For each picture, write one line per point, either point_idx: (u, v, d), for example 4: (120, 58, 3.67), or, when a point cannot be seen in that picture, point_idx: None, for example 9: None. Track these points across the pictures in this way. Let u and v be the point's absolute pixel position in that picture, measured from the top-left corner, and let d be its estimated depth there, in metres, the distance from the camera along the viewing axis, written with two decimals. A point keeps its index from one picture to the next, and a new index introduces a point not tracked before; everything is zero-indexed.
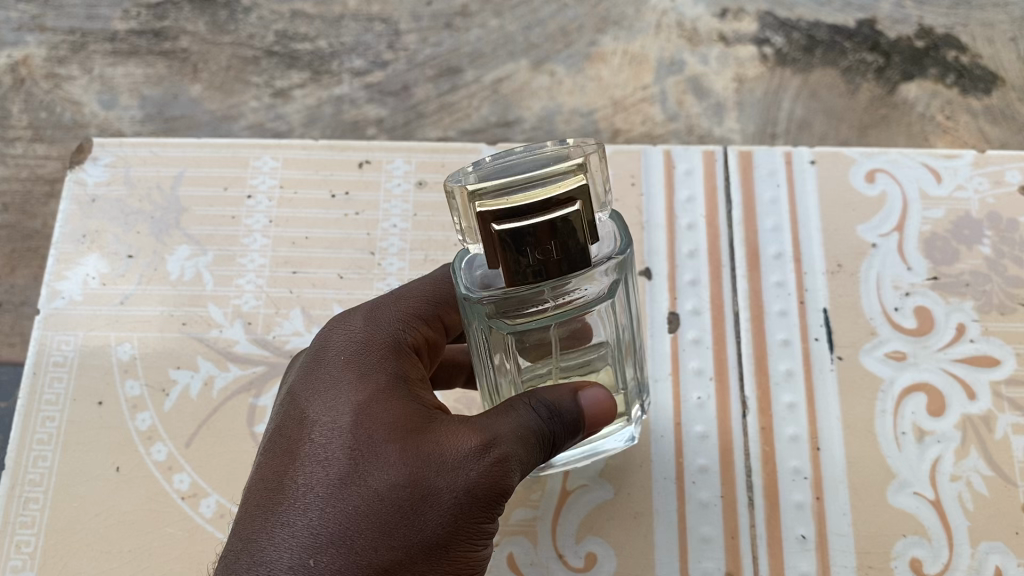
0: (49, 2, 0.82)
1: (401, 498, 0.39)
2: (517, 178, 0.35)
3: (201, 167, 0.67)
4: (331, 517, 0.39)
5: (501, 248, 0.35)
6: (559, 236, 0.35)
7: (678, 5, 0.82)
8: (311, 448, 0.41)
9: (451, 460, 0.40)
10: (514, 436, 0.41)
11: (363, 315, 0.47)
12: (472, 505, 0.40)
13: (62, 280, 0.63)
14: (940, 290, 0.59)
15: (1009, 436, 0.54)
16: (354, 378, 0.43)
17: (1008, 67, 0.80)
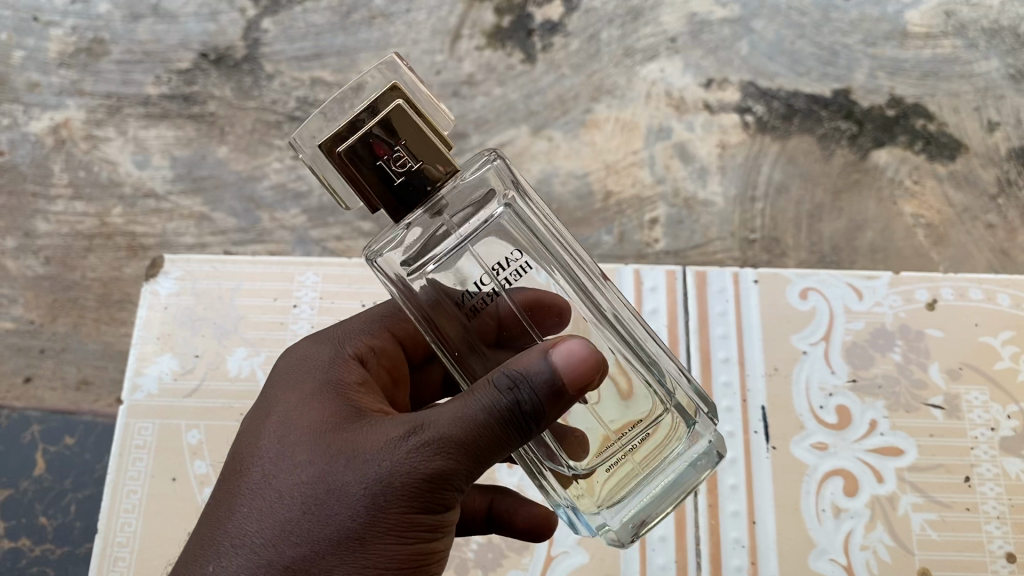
0: (88, 68, 0.89)
1: (307, 492, 0.35)
2: (343, 109, 0.34)
3: (255, 278, 0.63)
4: (235, 524, 0.35)
5: (361, 174, 0.34)
6: (409, 145, 0.34)
7: (667, 76, 0.86)
8: (232, 458, 0.38)
9: (365, 447, 0.35)
10: (448, 411, 0.35)
11: (312, 338, 0.45)
12: (390, 496, 0.34)
13: (138, 375, 0.59)
14: (858, 391, 0.56)
15: (911, 514, 0.52)
16: (285, 391, 0.41)
17: (971, 135, 0.82)
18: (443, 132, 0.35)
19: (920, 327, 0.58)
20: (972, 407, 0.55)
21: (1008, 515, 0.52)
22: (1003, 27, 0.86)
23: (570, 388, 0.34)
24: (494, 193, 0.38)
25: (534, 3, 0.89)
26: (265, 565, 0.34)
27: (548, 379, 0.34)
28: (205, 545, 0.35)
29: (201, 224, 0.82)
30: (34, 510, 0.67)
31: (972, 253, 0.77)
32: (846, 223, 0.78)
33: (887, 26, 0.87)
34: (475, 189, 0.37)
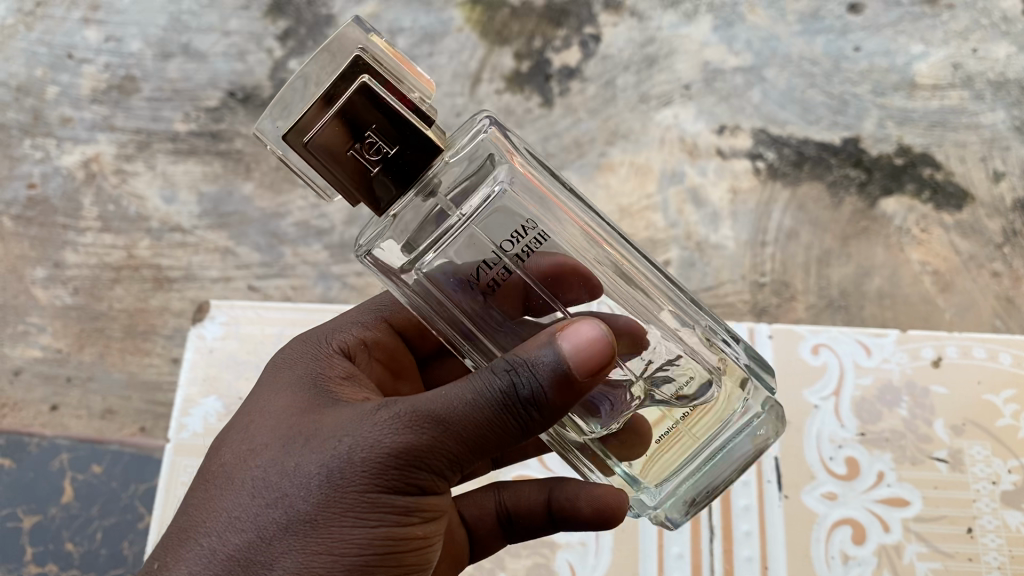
0: (119, 104, 0.92)
1: (267, 476, 0.36)
2: (309, 82, 0.33)
3: (301, 325, 0.62)
4: (199, 512, 0.37)
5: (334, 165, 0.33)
6: (382, 130, 0.33)
7: (681, 121, 0.88)
8: (209, 453, 0.40)
9: (327, 432, 0.36)
10: (420, 397, 0.35)
11: (309, 336, 0.46)
12: (349, 473, 0.35)
13: (184, 417, 0.58)
14: (867, 443, 0.55)
15: (915, 564, 0.51)
16: (267, 386, 0.42)
17: (977, 185, 0.84)
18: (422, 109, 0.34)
19: (926, 384, 0.56)
20: (974, 460, 0.53)
21: (1008, 566, 0.50)
22: (1008, 80, 0.89)
23: (579, 374, 0.34)
24: (489, 164, 0.37)
25: (552, 49, 0.92)
26: (223, 546, 0.35)
27: (552, 366, 0.34)
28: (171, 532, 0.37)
29: (226, 259, 0.84)
30: (60, 537, 0.69)
31: (976, 299, 0.78)
32: (854, 269, 0.80)
33: (895, 77, 0.90)
34: (470, 163, 0.37)
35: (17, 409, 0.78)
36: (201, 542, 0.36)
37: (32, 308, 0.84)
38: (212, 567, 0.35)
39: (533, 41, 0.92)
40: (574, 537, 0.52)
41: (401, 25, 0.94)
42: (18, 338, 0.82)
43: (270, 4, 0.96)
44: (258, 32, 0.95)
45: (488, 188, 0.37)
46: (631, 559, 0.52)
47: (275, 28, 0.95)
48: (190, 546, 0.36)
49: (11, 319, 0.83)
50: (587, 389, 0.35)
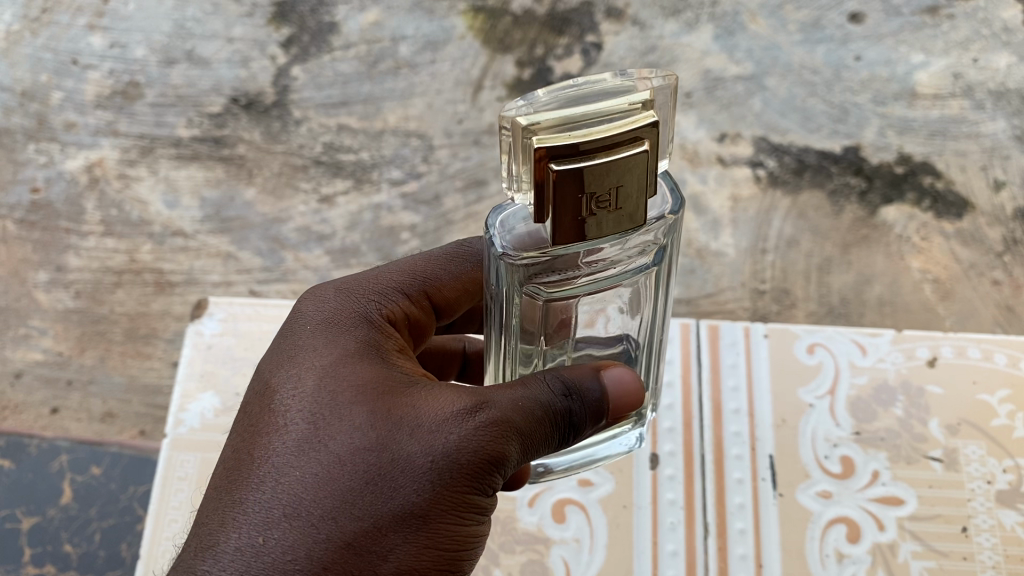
0: (123, 109, 0.93)
1: (373, 463, 0.33)
2: (591, 115, 0.28)
3: None
4: (281, 492, 0.33)
5: (555, 201, 0.29)
6: (619, 195, 0.29)
7: (681, 129, 0.89)
8: (271, 419, 0.35)
9: (434, 420, 0.34)
10: (513, 398, 0.34)
11: (339, 287, 0.40)
12: (454, 472, 0.33)
13: (181, 411, 0.58)
14: (862, 443, 0.54)
15: (910, 562, 0.50)
16: (323, 346, 0.37)
17: (978, 194, 0.84)
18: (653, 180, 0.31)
19: (921, 383, 0.56)
20: (969, 460, 0.53)
21: (1003, 565, 0.50)
22: (1009, 89, 0.89)
23: (614, 408, 0.36)
24: (654, 241, 0.34)
25: (554, 57, 0.92)
26: (327, 537, 0.32)
27: (596, 398, 0.35)
28: (250, 513, 0.33)
29: (227, 263, 0.84)
30: (59, 538, 0.69)
31: (978, 308, 0.78)
32: (855, 276, 0.80)
33: (896, 86, 0.90)
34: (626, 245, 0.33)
35: (17, 411, 0.78)
36: (305, 528, 0.32)
37: (33, 311, 0.84)
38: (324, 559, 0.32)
39: (535, 49, 0.92)
40: (568, 534, 0.52)
41: (404, 33, 0.95)
42: (19, 341, 0.82)
43: (274, 12, 0.97)
44: (262, 39, 0.96)
45: (627, 262, 0.34)
46: (626, 555, 0.51)
47: (279, 36, 0.96)
48: (292, 530, 0.32)
49: (12, 322, 0.84)
50: (611, 420, 0.37)
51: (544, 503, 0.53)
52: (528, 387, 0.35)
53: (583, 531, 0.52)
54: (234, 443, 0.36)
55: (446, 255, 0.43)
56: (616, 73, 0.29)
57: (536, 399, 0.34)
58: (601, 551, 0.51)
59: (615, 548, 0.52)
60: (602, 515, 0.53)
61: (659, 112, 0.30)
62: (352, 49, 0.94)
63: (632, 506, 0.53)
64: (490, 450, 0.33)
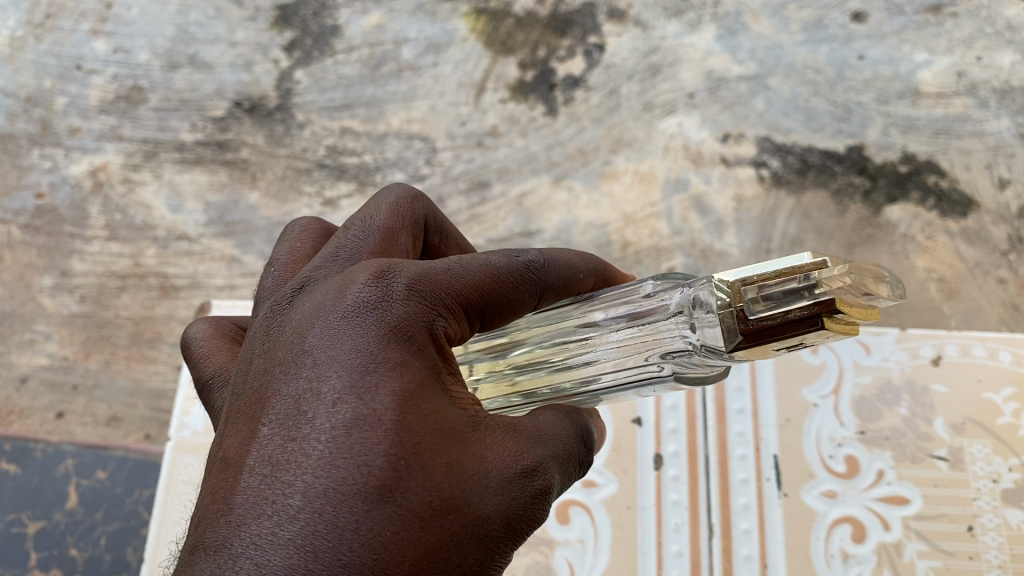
0: (127, 114, 0.93)
1: (450, 529, 0.28)
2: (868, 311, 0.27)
3: None
4: (351, 546, 0.27)
5: (785, 337, 0.27)
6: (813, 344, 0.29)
7: (685, 129, 0.88)
8: (330, 445, 0.28)
9: (500, 481, 0.30)
10: (555, 456, 0.32)
11: (410, 271, 0.32)
12: (510, 542, 0.30)
13: (185, 414, 0.59)
14: (866, 442, 0.54)
15: (916, 562, 0.50)
16: (395, 359, 0.30)
17: (982, 192, 0.83)
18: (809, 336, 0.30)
19: (925, 381, 0.56)
20: (975, 459, 0.53)
21: (1009, 564, 0.50)
22: (1013, 87, 0.89)
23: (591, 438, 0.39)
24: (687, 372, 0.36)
25: (556, 58, 0.92)
26: None
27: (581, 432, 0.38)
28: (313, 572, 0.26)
29: (232, 267, 0.84)
30: (65, 542, 0.70)
31: (982, 306, 0.78)
32: None
33: (899, 85, 0.90)
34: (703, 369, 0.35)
35: (23, 416, 0.79)
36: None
37: (38, 316, 0.84)
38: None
39: (537, 51, 0.92)
40: (573, 535, 0.52)
41: (406, 35, 0.95)
42: (24, 346, 0.83)
43: (276, 15, 0.97)
44: (264, 43, 0.95)
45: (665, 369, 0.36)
46: (631, 557, 0.52)
47: (282, 39, 0.95)
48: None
49: (17, 327, 0.84)
50: None
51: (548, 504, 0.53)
52: (561, 442, 0.33)
53: (588, 532, 0.53)
54: (266, 457, 0.28)
55: (514, 274, 0.35)
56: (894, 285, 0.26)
57: (569, 452, 0.33)
58: (604, 554, 0.52)
59: (618, 551, 0.52)
60: (606, 516, 0.53)
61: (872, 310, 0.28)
62: (354, 53, 0.94)
63: (636, 507, 0.53)
64: (539, 517, 0.31)
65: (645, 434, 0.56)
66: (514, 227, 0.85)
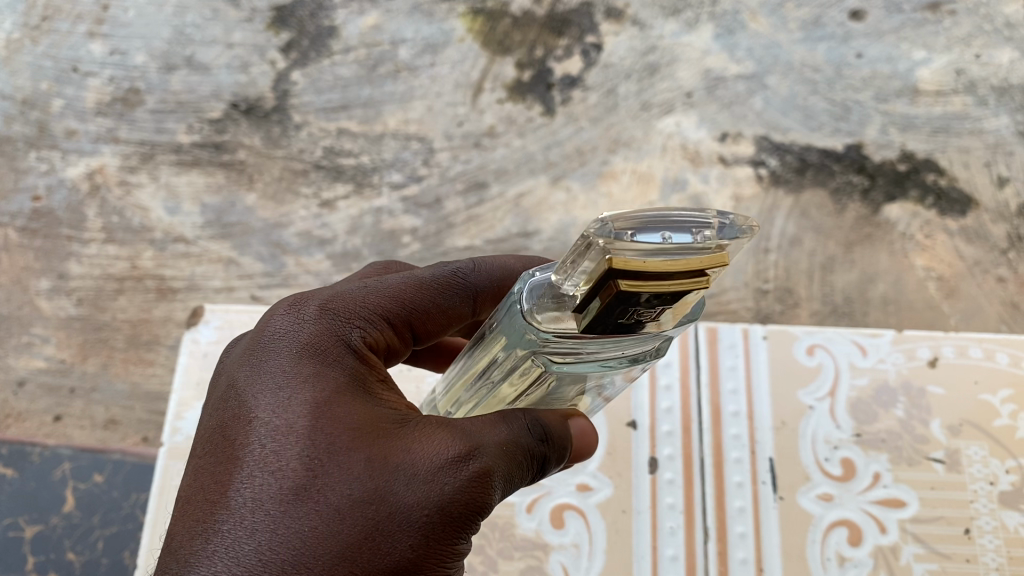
0: (124, 116, 0.93)
1: (370, 518, 0.30)
2: (678, 254, 0.26)
3: None
4: (269, 544, 0.29)
5: (610, 304, 0.27)
6: (667, 304, 0.28)
7: (683, 129, 0.88)
8: (250, 456, 0.31)
9: (429, 467, 0.31)
10: (504, 444, 0.32)
11: (321, 305, 0.36)
12: (447, 527, 0.31)
13: (179, 420, 0.59)
14: (862, 445, 0.54)
15: (913, 565, 0.50)
16: (307, 372, 0.33)
17: (982, 190, 0.83)
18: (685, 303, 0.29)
19: (922, 383, 0.56)
20: (971, 461, 0.53)
21: (1006, 566, 0.50)
22: (1012, 85, 0.88)
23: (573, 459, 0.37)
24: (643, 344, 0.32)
25: (554, 58, 0.92)
26: None
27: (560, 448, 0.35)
28: (235, 571, 0.29)
29: (229, 269, 0.84)
30: (62, 547, 0.69)
31: (982, 305, 0.78)
32: (858, 276, 0.80)
33: (898, 83, 0.89)
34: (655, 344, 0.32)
35: (20, 419, 0.79)
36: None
37: (36, 319, 0.84)
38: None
39: (534, 51, 0.92)
40: (567, 539, 0.52)
41: (404, 36, 0.95)
42: (22, 349, 0.82)
43: (273, 17, 0.97)
44: (261, 44, 0.95)
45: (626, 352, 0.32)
46: (626, 561, 0.51)
47: (278, 40, 0.95)
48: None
49: (15, 330, 0.84)
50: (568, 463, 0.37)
51: (542, 508, 0.53)
52: (505, 434, 0.32)
53: (583, 536, 0.52)
54: (200, 482, 0.31)
55: (435, 285, 0.39)
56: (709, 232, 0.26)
57: (515, 441, 0.33)
58: (599, 558, 0.51)
59: (613, 555, 0.52)
60: (602, 520, 0.53)
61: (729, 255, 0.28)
62: (351, 53, 0.94)
63: (631, 511, 0.53)
64: (480, 500, 0.31)
65: (639, 437, 0.55)
66: (512, 228, 0.84)
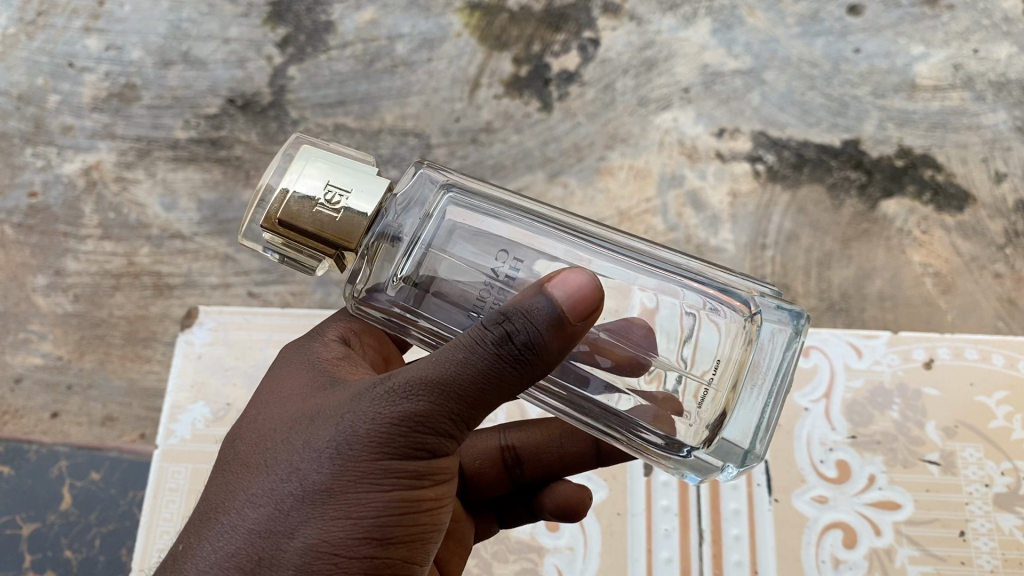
0: (120, 112, 0.92)
1: (281, 457, 0.37)
2: (270, 183, 0.38)
3: (285, 333, 0.66)
4: (213, 499, 0.38)
5: (303, 220, 0.37)
6: (336, 185, 0.38)
7: (680, 124, 0.88)
8: (227, 445, 0.41)
9: (338, 407, 0.37)
10: (421, 363, 0.36)
11: (311, 330, 0.47)
12: (356, 444, 0.36)
13: (173, 422, 0.63)
14: (857, 447, 0.60)
15: (907, 566, 0.57)
16: (279, 377, 0.43)
17: (979, 186, 0.83)
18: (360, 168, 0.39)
19: (917, 386, 0.62)
20: (967, 463, 0.59)
21: (1001, 568, 0.56)
22: (1010, 80, 0.88)
23: (573, 319, 0.34)
24: (438, 188, 0.43)
25: (551, 53, 0.92)
26: (244, 523, 0.36)
27: (545, 313, 0.34)
28: (192, 522, 0.38)
29: (226, 265, 0.84)
30: (59, 544, 0.71)
31: (979, 301, 0.78)
32: (855, 271, 0.80)
33: (896, 78, 0.89)
34: (418, 192, 0.42)
35: (18, 417, 0.78)
36: (226, 520, 0.36)
37: (33, 316, 0.84)
38: (234, 544, 0.35)
39: (531, 46, 0.92)
40: (562, 542, 0.58)
41: (400, 31, 0.94)
42: (19, 346, 0.82)
43: (269, 11, 0.96)
44: (258, 39, 0.95)
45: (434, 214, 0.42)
46: (619, 563, 0.58)
47: (275, 35, 0.95)
48: (216, 525, 0.36)
49: (12, 327, 0.84)
50: (583, 333, 0.35)
51: None
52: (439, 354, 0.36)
53: (577, 539, 0.58)
54: None
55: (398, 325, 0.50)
56: (274, 165, 0.39)
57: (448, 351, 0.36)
58: (595, 554, 0.58)
59: (608, 551, 0.58)
60: (597, 521, 0.59)
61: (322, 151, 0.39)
62: (348, 48, 0.93)
63: (625, 513, 0.59)
64: (387, 415, 0.35)
65: None
66: None
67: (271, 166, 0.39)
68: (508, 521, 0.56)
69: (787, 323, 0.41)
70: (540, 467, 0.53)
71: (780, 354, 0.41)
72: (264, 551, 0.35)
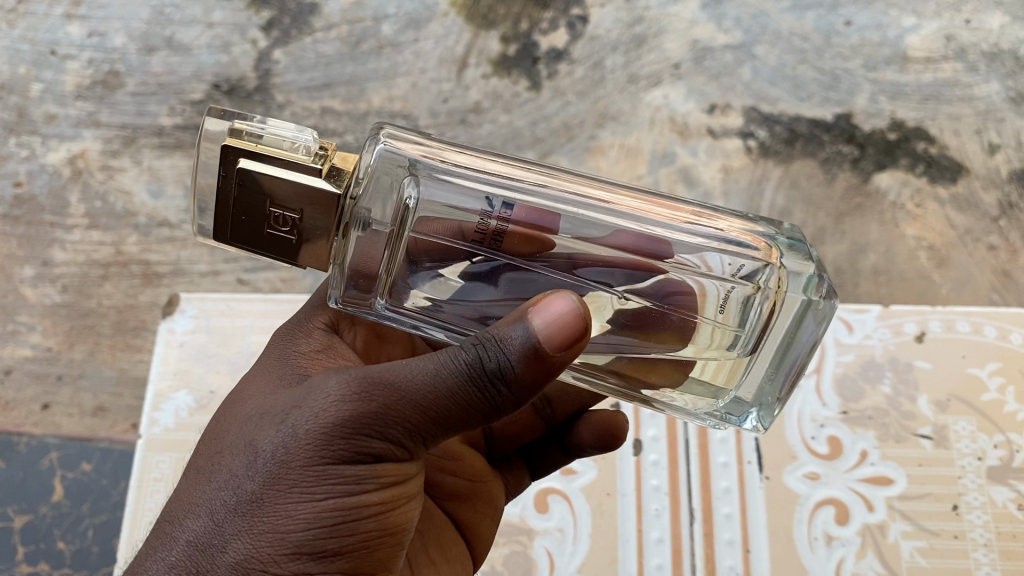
0: (104, 100, 0.92)
1: (223, 464, 0.37)
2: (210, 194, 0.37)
3: (268, 320, 0.66)
4: (164, 507, 0.38)
5: (255, 244, 0.37)
6: (282, 203, 0.36)
7: (670, 101, 0.87)
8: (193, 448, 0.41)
9: (283, 411, 0.37)
10: (372, 371, 0.36)
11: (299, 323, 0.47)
12: (293, 451, 0.35)
13: (157, 411, 0.62)
14: (849, 422, 0.60)
15: (900, 542, 0.56)
16: (251, 375, 0.43)
17: (972, 157, 0.82)
18: (299, 165, 0.36)
19: (909, 359, 0.62)
20: (959, 437, 0.59)
21: (994, 542, 0.56)
22: (1002, 51, 0.87)
23: (551, 349, 0.34)
24: (404, 174, 0.39)
25: (539, 31, 0.91)
26: (181, 532, 0.36)
27: (522, 343, 0.34)
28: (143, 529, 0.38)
29: (215, 252, 0.83)
30: (52, 536, 0.70)
31: (974, 274, 0.77)
32: (849, 246, 0.79)
33: (887, 50, 0.88)
34: (381, 185, 0.39)
35: (7, 409, 0.77)
36: (167, 529, 0.36)
37: (20, 307, 0.83)
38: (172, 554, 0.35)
39: (519, 24, 0.91)
40: (552, 524, 0.58)
41: (386, 12, 0.94)
42: (6, 338, 0.81)
43: None
44: (242, 23, 0.94)
45: (404, 196, 0.39)
46: (609, 542, 0.57)
47: (259, 19, 0.94)
48: (159, 534, 0.36)
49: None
50: (566, 361, 0.35)
51: (526, 495, 0.59)
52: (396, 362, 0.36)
53: (567, 521, 0.58)
54: None
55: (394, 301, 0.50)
56: (206, 159, 0.36)
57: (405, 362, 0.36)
58: (586, 534, 0.58)
59: (598, 531, 0.58)
60: (588, 501, 0.59)
61: (256, 138, 0.36)
62: (333, 30, 0.93)
63: (615, 494, 0.59)
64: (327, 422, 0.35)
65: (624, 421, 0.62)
66: None
67: (202, 160, 0.37)
68: (538, 472, 0.57)
69: (799, 294, 0.40)
70: (570, 405, 0.55)
71: (795, 323, 0.40)
72: (197, 564, 0.35)
